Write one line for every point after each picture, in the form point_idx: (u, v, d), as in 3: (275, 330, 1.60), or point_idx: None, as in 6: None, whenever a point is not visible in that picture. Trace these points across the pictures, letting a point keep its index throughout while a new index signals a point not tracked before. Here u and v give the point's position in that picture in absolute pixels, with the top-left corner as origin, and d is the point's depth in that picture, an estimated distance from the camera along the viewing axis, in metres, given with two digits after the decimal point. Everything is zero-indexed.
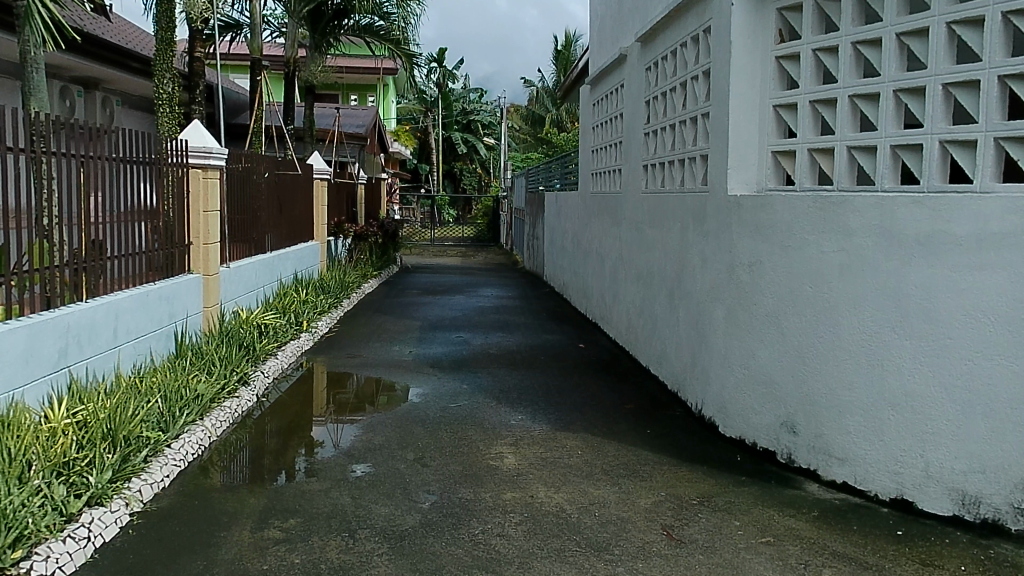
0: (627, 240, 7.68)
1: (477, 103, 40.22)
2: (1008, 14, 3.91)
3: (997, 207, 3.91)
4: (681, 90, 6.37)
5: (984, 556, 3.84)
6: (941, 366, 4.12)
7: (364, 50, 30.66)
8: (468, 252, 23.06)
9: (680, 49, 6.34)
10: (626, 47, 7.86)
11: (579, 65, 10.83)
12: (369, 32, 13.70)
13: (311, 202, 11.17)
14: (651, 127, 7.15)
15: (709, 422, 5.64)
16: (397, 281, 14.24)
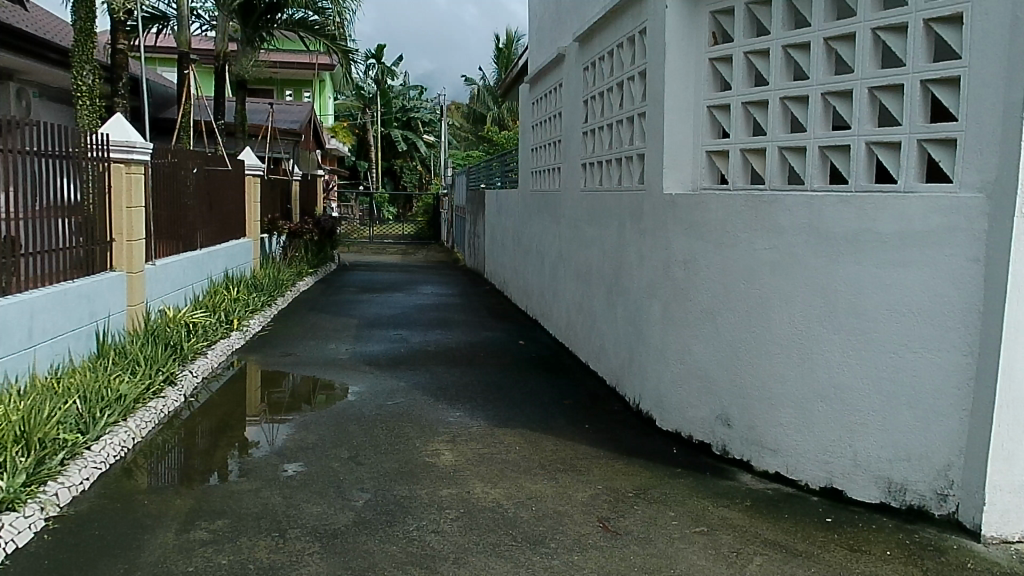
0: (567, 238, 7.72)
1: (418, 102, 40.12)
2: (930, 22, 4.06)
3: (919, 205, 4.05)
4: (617, 90, 6.45)
5: (909, 540, 4.05)
6: (867, 359, 4.26)
7: (299, 46, 30.25)
8: (407, 249, 23.00)
9: (617, 49, 6.42)
10: (564, 47, 7.92)
11: (520, 64, 10.85)
12: (303, 27, 13.47)
13: (242, 199, 10.96)
14: (588, 126, 7.21)
15: (646, 416, 5.71)
16: (334, 279, 14.12)
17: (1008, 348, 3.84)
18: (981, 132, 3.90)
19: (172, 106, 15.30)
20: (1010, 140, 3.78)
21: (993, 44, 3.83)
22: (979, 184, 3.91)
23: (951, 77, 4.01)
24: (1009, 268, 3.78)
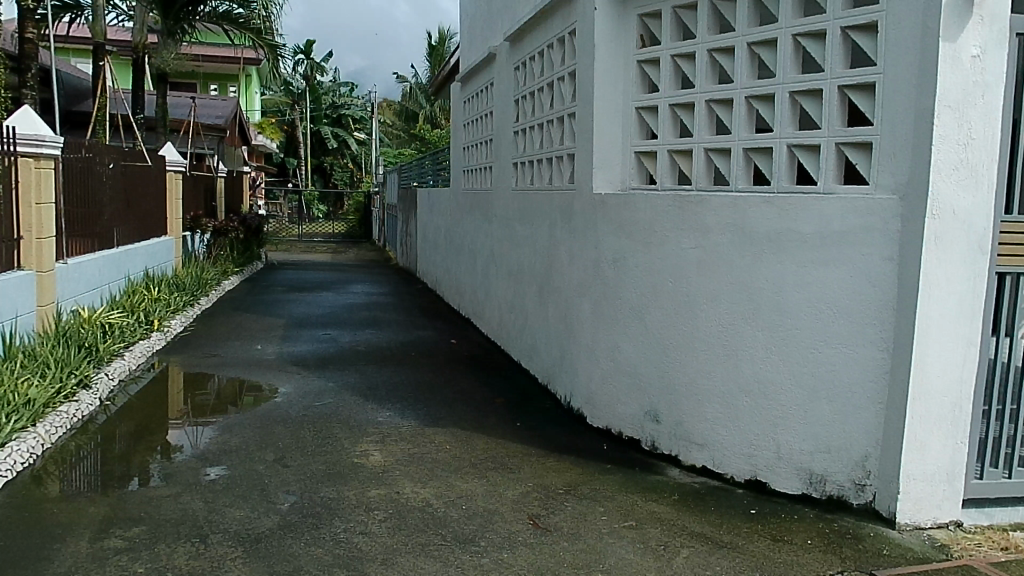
0: (498, 236, 7.74)
1: (348, 98, 39.65)
2: (847, 29, 4.21)
3: (838, 206, 4.20)
4: (548, 90, 6.49)
5: (829, 529, 4.19)
6: (789, 354, 4.40)
7: (224, 40, 29.52)
8: (337, 248, 22.73)
9: (547, 49, 6.46)
10: (495, 46, 7.94)
11: (451, 62, 10.82)
12: (227, 20, 13.15)
13: (162, 196, 10.64)
14: (519, 126, 7.25)
15: (577, 413, 5.78)
16: (260, 278, 13.83)
17: (920, 342, 4.03)
18: (895, 137, 4.08)
19: (86, 99, 14.69)
20: (922, 144, 3.97)
21: (907, 53, 4.01)
22: (893, 186, 4.09)
23: (867, 82, 4.17)
24: (921, 266, 3.97)
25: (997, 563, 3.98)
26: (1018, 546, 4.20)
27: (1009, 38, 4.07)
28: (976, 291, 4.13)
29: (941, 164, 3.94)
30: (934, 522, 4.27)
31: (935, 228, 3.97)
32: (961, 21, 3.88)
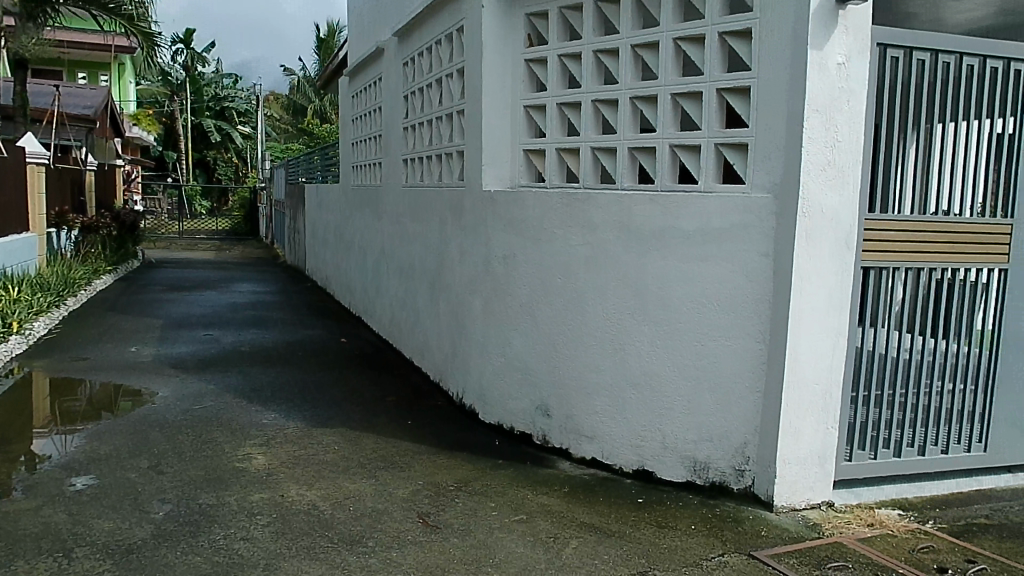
0: (390, 233, 7.66)
1: (231, 90, 38.29)
2: (725, 35, 4.40)
3: (717, 205, 4.38)
4: (436, 86, 6.48)
5: (711, 514, 4.38)
6: (673, 348, 4.56)
7: (93, 25, 27.92)
8: (221, 246, 21.95)
9: (435, 46, 6.45)
10: (383, 41, 7.87)
11: (341, 56, 10.62)
12: (96, 6, 12.42)
13: (22, 191, 9.96)
14: (408, 122, 7.21)
15: (469, 409, 5.80)
16: (135, 277, 13.17)
17: (792, 334, 4.26)
18: (769, 139, 4.29)
19: None
20: (793, 146, 4.19)
21: (778, 58, 4.22)
22: (767, 186, 4.30)
23: (742, 86, 4.37)
24: (793, 262, 4.20)
25: (863, 539, 4.29)
26: (882, 522, 4.51)
27: (870, 48, 4.36)
28: (842, 285, 4.40)
29: (810, 166, 4.17)
30: (807, 502, 4.53)
31: (806, 226, 4.20)
32: (827, 30, 4.12)
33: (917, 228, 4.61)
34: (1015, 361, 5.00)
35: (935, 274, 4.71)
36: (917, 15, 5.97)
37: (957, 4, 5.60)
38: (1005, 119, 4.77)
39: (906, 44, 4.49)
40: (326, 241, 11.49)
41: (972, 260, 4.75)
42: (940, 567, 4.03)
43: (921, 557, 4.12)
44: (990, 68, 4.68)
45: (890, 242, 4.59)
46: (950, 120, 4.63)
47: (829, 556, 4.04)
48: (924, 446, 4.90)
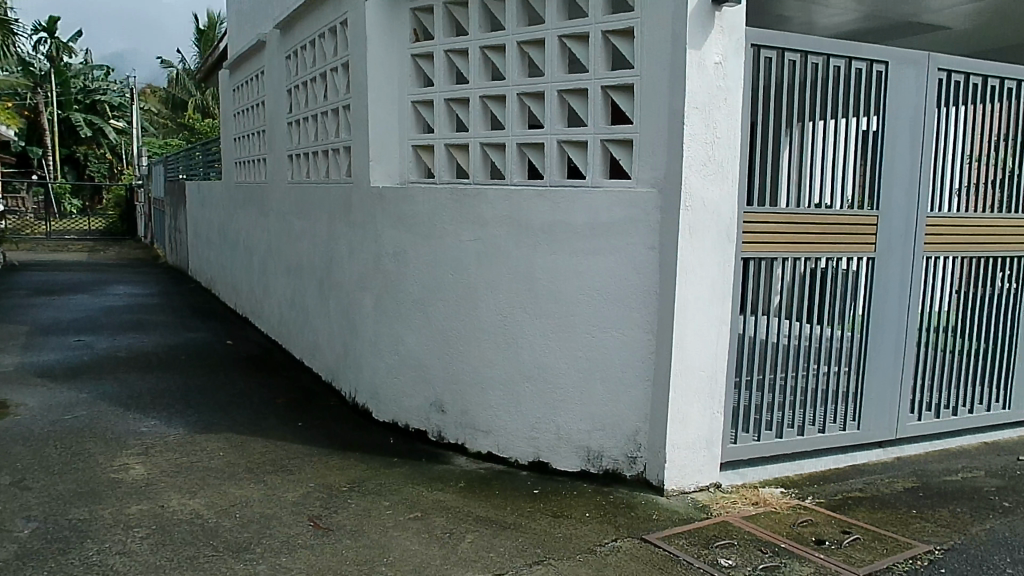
0: (276, 231, 7.46)
1: (103, 83, 36.25)
2: (608, 34, 4.51)
3: (604, 200, 4.49)
4: (321, 81, 6.36)
5: (605, 501, 4.49)
6: (566, 340, 4.65)
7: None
8: (94, 247, 20.77)
9: (319, 39, 6.33)
10: (265, 33, 7.65)
11: (220, 47, 10.24)
12: None
13: None
14: (293, 117, 7.05)
15: (362, 408, 5.74)
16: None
17: (679, 324, 4.41)
18: (651, 136, 4.43)
19: None
20: (675, 143, 4.34)
21: (658, 57, 4.36)
22: (651, 181, 4.44)
23: (625, 84, 4.49)
24: (677, 255, 4.35)
25: (748, 517, 4.52)
26: (765, 500, 4.75)
27: (744, 48, 4.55)
28: (724, 275, 4.59)
29: (692, 162, 4.33)
30: (696, 485, 4.71)
31: (689, 219, 4.35)
32: (704, 31, 4.28)
33: (791, 220, 4.85)
34: (883, 343, 5.32)
35: (809, 263, 4.96)
36: (789, 17, 6.28)
37: (824, 8, 5.93)
38: (869, 118, 5.08)
39: (778, 45, 4.71)
40: (209, 240, 11.05)
41: (842, 250, 5.03)
42: (818, 539, 4.37)
43: (801, 530, 4.44)
44: (854, 69, 4.96)
45: (767, 234, 4.81)
46: (820, 117, 4.88)
47: (716, 535, 4.26)
48: (804, 427, 5.15)
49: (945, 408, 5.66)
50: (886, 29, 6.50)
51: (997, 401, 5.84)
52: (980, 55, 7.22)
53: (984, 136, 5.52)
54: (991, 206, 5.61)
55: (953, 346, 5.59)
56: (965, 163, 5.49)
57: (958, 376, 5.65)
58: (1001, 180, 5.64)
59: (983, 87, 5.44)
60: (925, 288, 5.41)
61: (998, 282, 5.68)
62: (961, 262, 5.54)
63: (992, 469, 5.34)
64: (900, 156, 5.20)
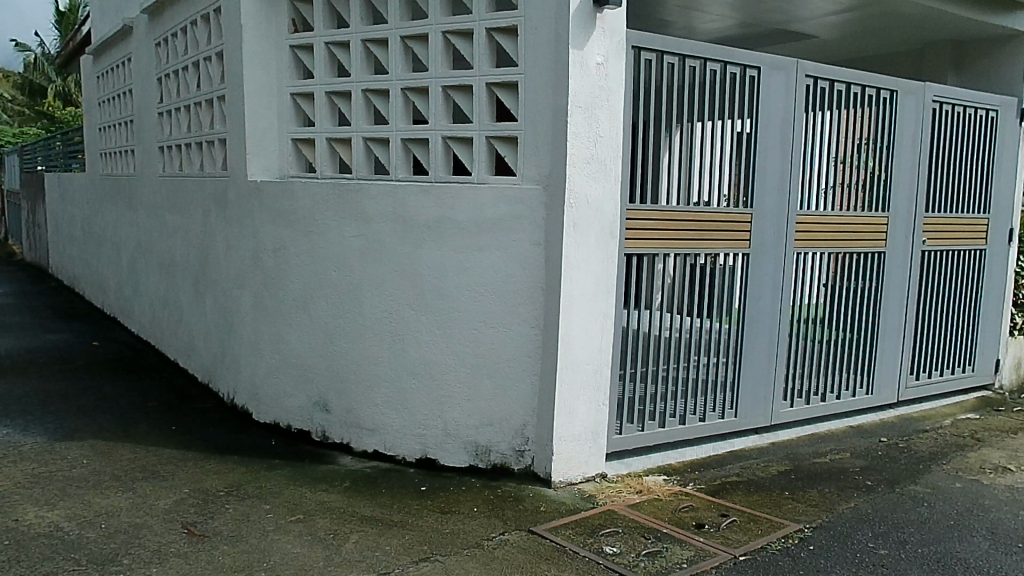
0: (147, 227, 7.11)
1: None
2: (492, 31, 4.54)
3: (490, 196, 4.52)
4: (193, 70, 6.11)
5: (494, 495, 4.52)
6: (453, 336, 4.65)
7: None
8: None
9: (190, 26, 6.07)
10: (132, 19, 7.27)
11: (82, 30, 9.65)
12: None
13: None
14: (163, 107, 6.73)
15: (241, 410, 5.56)
16: None
17: (564, 319, 4.50)
18: (535, 133, 4.49)
19: None
20: (560, 141, 4.42)
21: (541, 55, 4.43)
22: (537, 178, 4.50)
23: (509, 82, 4.53)
24: (562, 251, 4.43)
25: (632, 505, 4.66)
26: (649, 487, 4.90)
27: (626, 50, 4.67)
28: (608, 271, 4.70)
29: (575, 159, 4.42)
30: (583, 476, 4.81)
31: (573, 216, 4.44)
32: (586, 31, 4.37)
33: (672, 217, 5.01)
34: (758, 336, 5.52)
35: (689, 258, 5.14)
36: (669, 22, 6.51)
37: (702, 14, 6.18)
38: (742, 121, 5.25)
39: (657, 48, 4.85)
40: (73, 234, 10.37)
41: (720, 246, 5.23)
42: (698, 523, 4.57)
43: (683, 515, 4.63)
44: (729, 74, 5.15)
45: (649, 231, 4.95)
46: (697, 118, 5.05)
47: (602, 524, 4.38)
48: (685, 416, 5.31)
49: (815, 394, 5.90)
50: (761, 36, 6.82)
51: (863, 387, 6.12)
52: (843, 62, 7.69)
53: (851, 138, 5.75)
54: (858, 204, 5.82)
55: (823, 336, 5.82)
56: (833, 165, 5.69)
57: (828, 364, 5.90)
58: (869, 180, 5.87)
59: (847, 93, 5.68)
60: (794, 283, 5.61)
61: (863, 277, 5.94)
62: (829, 258, 5.76)
63: (857, 451, 5.69)
64: (772, 158, 5.39)
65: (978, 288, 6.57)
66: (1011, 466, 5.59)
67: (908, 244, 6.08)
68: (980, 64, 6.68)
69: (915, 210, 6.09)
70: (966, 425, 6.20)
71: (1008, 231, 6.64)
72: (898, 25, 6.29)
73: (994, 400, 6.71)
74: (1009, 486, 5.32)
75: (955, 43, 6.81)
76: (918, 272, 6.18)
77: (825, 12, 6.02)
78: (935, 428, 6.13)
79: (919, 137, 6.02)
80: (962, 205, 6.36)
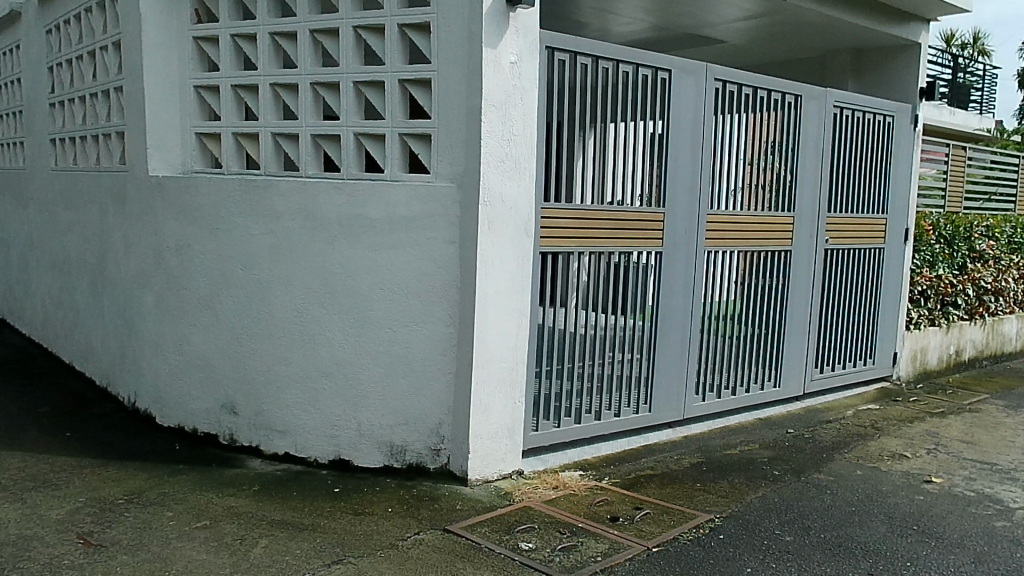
0: (40, 223, 6.76)
1: None
2: (404, 27, 4.51)
3: (403, 194, 4.49)
4: (88, 59, 5.86)
5: (408, 496, 4.48)
6: (366, 335, 4.59)
7: None
8: None
9: (85, 14, 5.82)
10: (22, 4, 6.91)
11: None
12: None
13: None
14: (56, 97, 6.43)
15: (143, 414, 5.35)
16: None
17: (480, 317, 4.50)
18: (449, 130, 4.48)
19: None
20: (473, 139, 4.42)
21: (454, 53, 4.42)
22: (450, 176, 4.49)
23: (422, 79, 4.51)
24: (477, 249, 4.43)
25: (548, 501, 4.70)
26: (565, 483, 4.95)
27: (539, 50, 4.70)
28: (523, 269, 4.73)
29: (489, 157, 4.43)
30: (499, 473, 4.82)
31: (488, 214, 4.45)
32: (499, 30, 4.39)
33: (586, 216, 5.07)
34: (671, 333, 5.62)
35: (603, 256, 5.21)
36: (583, 23, 6.60)
37: (616, 16, 6.29)
38: (653, 123, 5.35)
39: (570, 49, 4.89)
40: None
41: (634, 245, 5.32)
42: (613, 516, 4.64)
43: (597, 510, 4.69)
44: (641, 76, 5.24)
45: (563, 229, 4.99)
46: (610, 119, 5.13)
47: (517, 520, 4.40)
48: (600, 412, 5.38)
49: (725, 388, 6.06)
50: (672, 39, 6.99)
51: (771, 380, 6.34)
52: (751, 67, 7.95)
53: (759, 141, 5.94)
54: (765, 204, 6.02)
55: (732, 331, 6.00)
56: (743, 166, 5.86)
57: (737, 359, 6.08)
58: (776, 181, 6.08)
59: (754, 97, 5.86)
60: (705, 281, 5.76)
61: (771, 274, 6.14)
62: (738, 256, 5.94)
63: (766, 442, 5.89)
64: (684, 158, 5.51)
65: (877, 285, 6.89)
66: (907, 453, 5.90)
67: (812, 242, 6.32)
68: (878, 71, 7.02)
69: (819, 210, 6.34)
70: (867, 415, 6.50)
71: (904, 231, 6.98)
72: (802, 33, 6.55)
73: (893, 391, 7.05)
74: (905, 472, 5.61)
75: (854, 50, 7.13)
76: (822, 269, 6.44)
77: (732, 18, 6.21)
78: (838, 418, 6.40)
79: (822, 140, 6.27)
80: (862, 205, 6.65)
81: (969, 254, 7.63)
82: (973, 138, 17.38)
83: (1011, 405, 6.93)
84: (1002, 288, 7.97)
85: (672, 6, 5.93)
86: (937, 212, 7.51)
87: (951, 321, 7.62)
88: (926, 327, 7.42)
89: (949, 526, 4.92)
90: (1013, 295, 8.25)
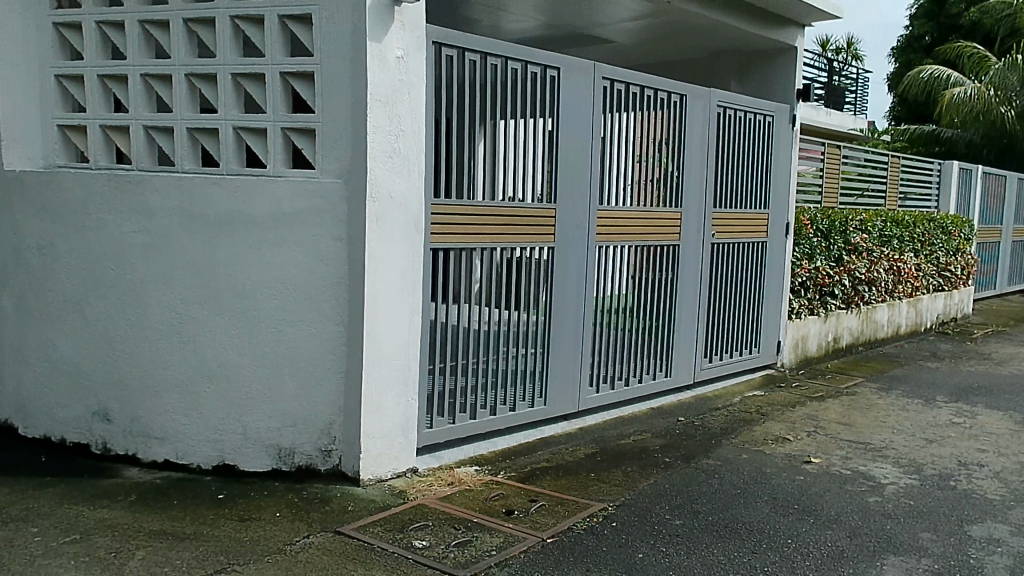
0: None
1: None
2: (285, 19, 4.40)
3: (287, 190, 4.40)
4: None
5: (298, 499, 4.38)
6: (249, 335, 4.47)
7: None
8: None
9: None
10: None
11: None
12: None
13: None
14: None
15: (5, 424, 5.06)
16: None
17: (370, 314, 4.44)
18: (333, 125, 4.40)
19: None
20: (359, 134, 4.35)
21: (338, 46, 4.35)
22: (336, 171, 4.41)
23: (304, 72, 4.41)
24: (365, 245, 4.37)
25: (442, 497, 4.68)
26: (460, 479, 4.94)
27: (426, 45, 4.66)
28: (413, 265, 4.69)
29: (376, 153, 4.37)
30: (393, 472, 4.77)
31: (376, 211, 4.40)
32: (384, 24, 4.34)
33: (478, 211, 5.07)
34: (564, 328, 5.70)
35: (496, 252, 5.23)
36: (474, 20, 6.62)
37: (506, 14, 6.33)
38: (544, 120, 5.40)
39: (458, 45, 4.87)
40: None
41: (527, 240, 5.36)
42: (508, 510, 4.67)
43: (493, 504, 4.71)
44: (530, 74, 5.28)
45: (455, 225, 4.97)
46: (500, 116, 5.15)
47: (412, 519, 4.36)
48: (495, 407, 5.40)
49: (619, 379, 6.20)
50: (562, 38, 7.10)
51: (663, 371, 6.53)
52: (640, 67, 8.17)
53: (646, 139, 6.10)
54: (654, 200, 6.19)
55: (624, 324, 6.14)
56: (632, 163, 6.00)
57: (629, 351, 6.22)
58: (663, 177, 6.26)
59: (641, 96, 6.01)
60: (597, 276, 5.87)
61: (660, 268, 6.32)
62: (629, 250, 6.08)
63: (658, 431, 6.06)
64: (574, 155, 5.58)
65: (761, 277, 7.20)
66: (789, 436, 6.19)
67: (699, 237, 6.55)
68: (759, 73, 7.33)
69: (705, 206, 6.57)
70: (753, 402, 6.79)
71: (784, 225, 7.33)
72: (687, 35, 6.77)
73: (776, 377, 7.40)
74: (787, 454, 5.89)
75: (737, 52, 7.43)
76: (708, 263, 6.68)
77: (620, 19, 6.36)
78: (725, 405, 6.66)
79: (706, 138, 6.51)
80: (745, 201, 6.94)
81: (845, 246, 8.08)
82: (845, 138, 18.61)
83: (883, 388, 7.40)
84: (875, 279, 8.48)
85: (561, 4, 6.01)
86: (815, 207, 7.91)
87: (829, 310, 8.06)
88: (806, 316, 7.82)
89: (827, 503, 5.19)
90: (885, 284, 8.80)
